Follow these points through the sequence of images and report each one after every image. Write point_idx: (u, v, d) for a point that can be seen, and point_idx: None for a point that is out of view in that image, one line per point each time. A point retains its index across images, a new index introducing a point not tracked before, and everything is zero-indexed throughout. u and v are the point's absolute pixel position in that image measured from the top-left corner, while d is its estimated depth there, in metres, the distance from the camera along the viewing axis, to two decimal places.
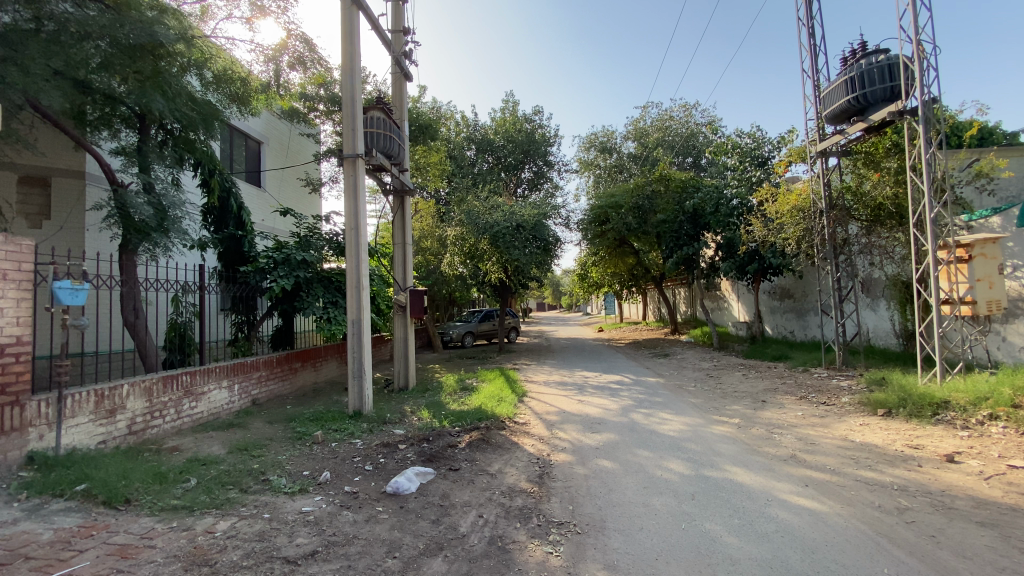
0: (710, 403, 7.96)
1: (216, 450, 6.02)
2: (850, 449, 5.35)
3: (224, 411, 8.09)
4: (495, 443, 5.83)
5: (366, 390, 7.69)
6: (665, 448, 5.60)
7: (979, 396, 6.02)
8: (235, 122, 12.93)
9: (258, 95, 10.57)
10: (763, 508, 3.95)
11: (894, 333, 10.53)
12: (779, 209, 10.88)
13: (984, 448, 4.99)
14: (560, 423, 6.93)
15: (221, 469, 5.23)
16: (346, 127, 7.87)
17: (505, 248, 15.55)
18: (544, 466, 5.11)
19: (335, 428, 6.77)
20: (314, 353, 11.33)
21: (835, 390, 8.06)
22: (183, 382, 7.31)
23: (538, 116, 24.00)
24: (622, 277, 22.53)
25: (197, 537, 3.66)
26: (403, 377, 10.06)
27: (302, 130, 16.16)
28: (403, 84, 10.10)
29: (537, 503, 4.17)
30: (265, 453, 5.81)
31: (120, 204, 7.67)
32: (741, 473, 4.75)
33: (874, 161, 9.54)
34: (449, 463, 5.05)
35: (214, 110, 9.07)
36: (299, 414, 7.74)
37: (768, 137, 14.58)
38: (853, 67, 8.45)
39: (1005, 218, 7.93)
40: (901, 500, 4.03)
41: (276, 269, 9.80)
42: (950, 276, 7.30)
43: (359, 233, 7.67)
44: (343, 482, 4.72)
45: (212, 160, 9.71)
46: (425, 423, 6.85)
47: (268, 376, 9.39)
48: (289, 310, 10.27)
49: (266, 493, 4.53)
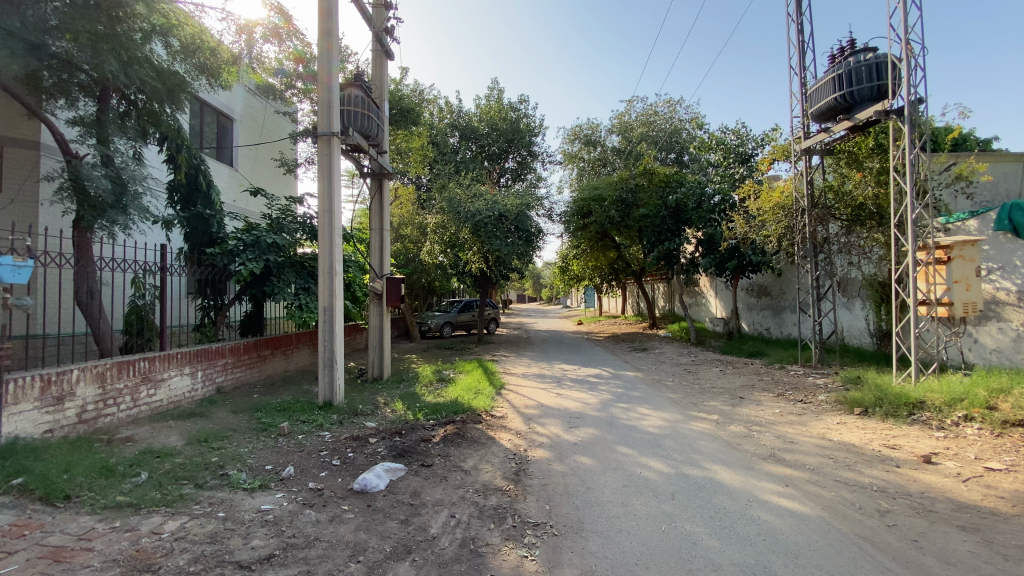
0: (688, 399, 7.91)
1: (173, 442, 5.66)
2: (828, 448, 5.31)
3: (185, 400, 7.67)
4: (470, 437, 5.62)
5: (338, 380, 7.38)
6: (644, 445, 5.48)
7: (954, 397, 6.06)
8: (203, 97, 12.32)
9: (229, 67, 10.01)
10: (744, 509, 3.84)
11: (868, 332, 10.68)
12: (762, 206, 10.70)
13: (960, 449, 5.01)
14: (538, 418, 6.76)
15: (176, 462, 4.89)
16: (321, 104, 7.48)
17: (487, 238, 15.26)
18: (521, 462, 4.93)
19: (303, 419, 6.46)
20: (285, 340, 10.90)
21: (811, 388, 8.09)
22: (140, 368, 6.88)
23: (523, 105, 23.61)
24: (602, 270, 22.51)
25: (142, 539, 3.36)
26: (378, 367, 9.75)
27: (277, 109, 15.56)
28: (383, 62, 9.67)
29: (512, 503, 3.97)
30: (226, 445, 5.48)
31: (74, 177, 7.15)
32: (721, 471, 4.65)
33: (856, 160, 9.70)
34: (422, 459, 4.81)
35: (182, 82, 8.50)
36: (266, 404, 7.39)
37: (752, 135, 14.50)
38: (840, 65, 8.40)
39: (982, 221, 8.09)
40: (881, 501, 3.99)
41: (245, 252, 9.33)
42: (928, 276, 7.36)
43: (333, 215, 7.33)
44: (307, 478, 4.45)
45: (179, 135, 9.17)
46: (398, 416, 6.60)
47: (234, 364, 8.97)
48: (258, 295, 9.82)
49: (223, 490, 4.22)
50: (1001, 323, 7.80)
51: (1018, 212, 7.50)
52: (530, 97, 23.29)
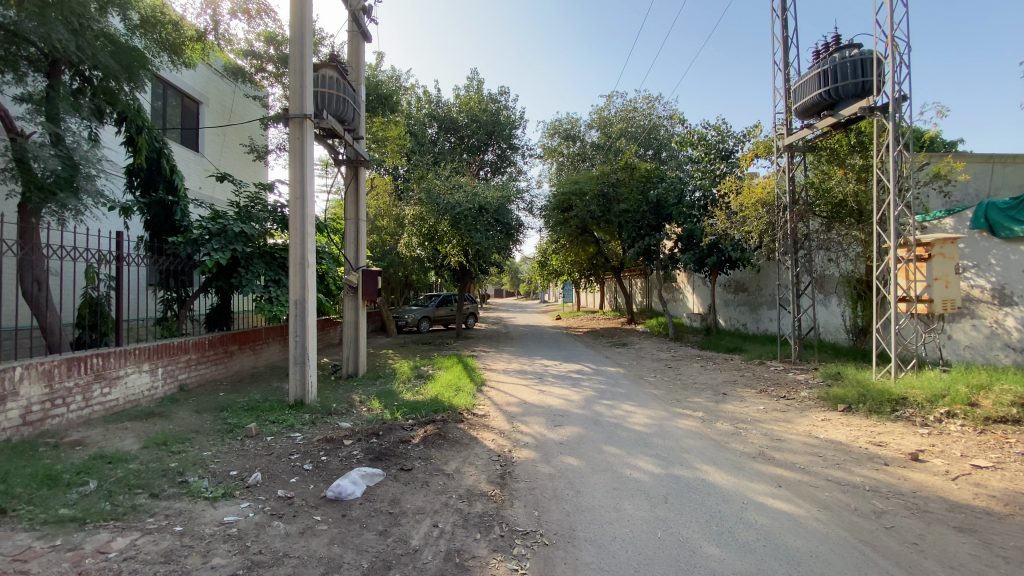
0: (671, 395, 7.81)
1: (128, 445, 5.22)
2: (816, 446, 5.25)
3: (144, 399, 7.16)
4: (452, 438, 5.35)
5: (310, 377, 7.00)
6: (632, 444, 5.31)
7: (936, 393, 6.12)
8: (165, 76, 11.68)
9: (193, 44, 9.42)
10: (740, 513, 3.69)
11: (844, 328, 10.85)
12: (744, 202, 10.80)
13: (946, 446, 5.04)
14: (521, 416, 6.53)
15: (130, 469, 4.47)
16: (293, 84, 7.01)
17: (467, 230, 14.88)
18: (506, 464, 4.70)
19: (272, 420, 6.08)
20: (254, 335, 10.37)
21: (793, 384, 8.12)
22: (93, 365, 6.36)
23: (504, 97, 23.23)
24: (581, 265, 22.42)
25: (85, 559, 2.99)
26: (353, 363, 9.37)
27: (247, 92, 14.87)
28: (359, 44, 9.22)
29: (499, 509, 3.74)
30: (187, 448, 5.07)
31: (19, 156, 6.54)
32: (712, 472, 4.51)
33: (837, 158, 9.79)
34: (401, 463, 4.52)
35: (142, 59, 7.92)
36: (232, 403, 6.94)
37: (732, 131, 14.44)
38: (826, 60, 8.37)
39: (957, 220, 8.38)
40: (875, 501, 3.92)
41: (210, 241, 8.80)
42: (909, 274, 7.40)
43: (305, 203, 6.90)
44: (276, 485, 4.11)
45: (139, 115, 8.56)
46: (375, 415, 6.27)
47: (199, 360, 8.46)
48: (225, 287, 9.30)
49: (181, 500, 3.86)
50: (975, 320, 7.99)
51: (994, 211, 7.77)
52: (510, 89, 22.92)
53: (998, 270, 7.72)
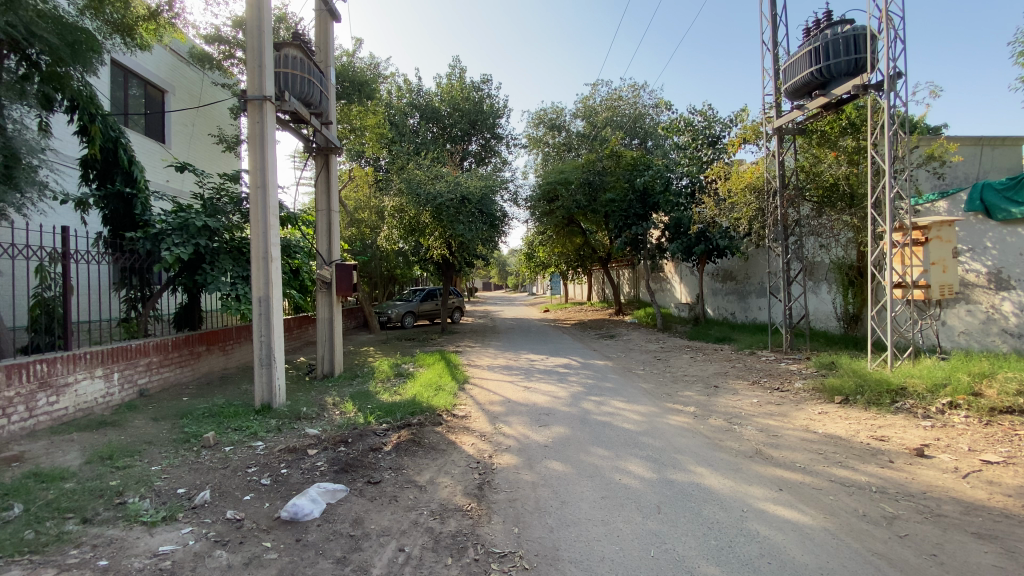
0: (661, 389, 7.48)
1: (69, 460, 4.72)
2: (815, 442, 4.95)
3: (99, 407, 6.62)
4: (428, 444, 4.94)
5: (277, 380, 6.54)
6: (621, 445, 4.95)
7: (937, 383, 5.91)
8: (119, 61, 10.96)
9: (147, 23, 8.73)
10: (740, 523, 3.36)
11: (835, 316, 10.64)
12: (733, 187, 10.52)
13: (952, 440, 4.80)
14: (505, 416, 6.15)
15: (64, 489, 3.99)
16: (250, 62, 6.48)
17: (449, 222, 14.29)
18: (484, 472, 4.31)
19: (235, 428, 5.62)
20: (223, 335, 9.80)
21: (786, 374, 7.85)
22: (36, 372, 5.80)
23: (486, 85, 22.59)
24: (568, 256, 22.04)
25: None
26: (329, 363, 8.91)
27: (216, 80, 14.12)
28: (328, 24, 8.66)
29: (475, 527, 3.36)
30: (133, 462, 4.60)
31: None
32: (708, 474, 4.18)
33: (828, 141, 9.52)
34: (368, 475, 4.11)
35: (90, 40, 7.28)
36: (193, 410, 6.43)
37: (719, 117, 14.07)
38: (817, 37, 8.01)
39: (951, 203, 8.18)
40: (884, 505, 3.64)
41: (171, 235, 8.16)
42: (905, 259, 7.20)
43: (266, 192, 6.40)
44: (226, 505, 3.68)
45: (92, 102, 7.92)
46: (346, 419, 5.83)
47: (161, 362, 7.91)
48: (190, 284, 8.71)
49: (115, 526, 3.40)
50: (970, 305, 7.79)
51: (990, 192, 7.57)
52: (493, 77, 22.32)
53: (994, 254, 7.52)
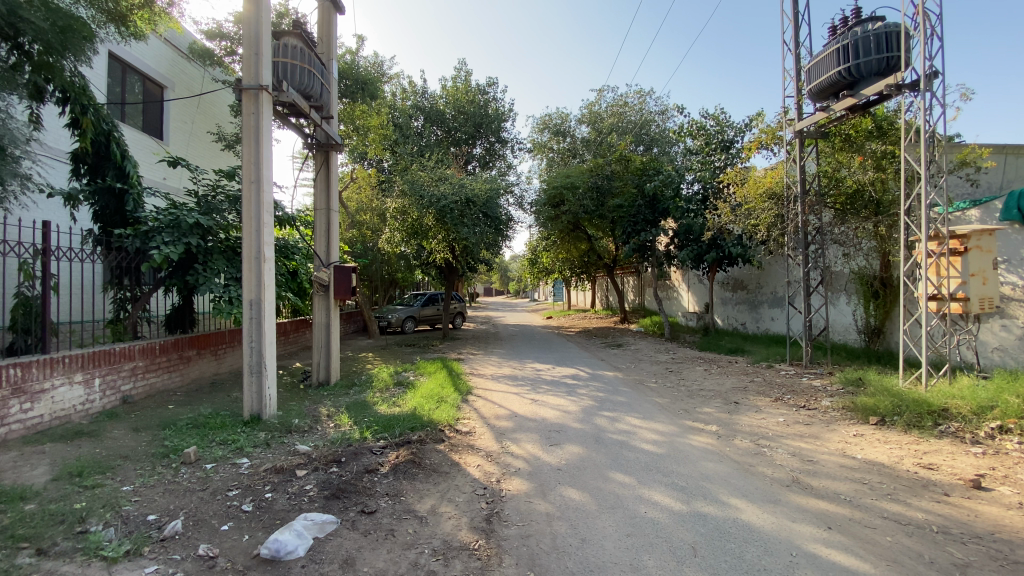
0: (678, 405, 7.00)
1: (34, 477, 4.26)
2: (857, 470, 4.49)
3: (77, 414, 6.17)
4: (429, 466, 4.48)
5: (268, 390, 6.09)
6: (643, 469, 4.49)
7: (982, 405, 5.45)
8: (114, 52, 10.63)
9: (141, 12, 8.17)
10: (791, 572, 2.90)
11: (856, 328, 10.21)
12: (750, 192, 10.10)
13: (1008, 470, 4.33)
14: (512, 433, 5.68)
15: (22, 512, 3.53)
16: (246, 51, 6.08)
17: (453, 225, 13.84)
18: (492, 500, 3.86)
19: (221, 441, 5.16)
20: (215, 338, 9.35)
21: (811, 391, 7.38)
22: (9, 378, 5.38)
23: (493, 88, 22.24)
24: (573, 262, 21.65)
25: None
26: (324, 370, 8.45)
27: (216, 76, 13.76)
28: (331, 16, 8.29)
29: (484, 570, 2.91)
30: (104, 481, 4.15)
31: None
32: (744, 508, 3.71)
33: (852, 144, 9.05)
34: (363, 503, 3.65)
35: (83, 28, 6.88)
36: (177, 420, 5.97)
37: (732, 121, 13.70)
38: (845, 35, 7.59)
39: (984, 211, 7.77)
40: (951, 550, 3.17)
41: (161, 234, 7.68)
42: (940, 270, 6.75)
43: (261, 188, 5.98)
44: (201, 537, 3.22)
45: (85, 93, 7.52)
46: (341, 434, 5.37)
47: (147, 367, 7.47)
48: (183, 285, 8.26)
49: (72, 561, 2.94)
50: (1005, 320, 7.40)
51: None
52: (499, 80, 22.00)
53: None
